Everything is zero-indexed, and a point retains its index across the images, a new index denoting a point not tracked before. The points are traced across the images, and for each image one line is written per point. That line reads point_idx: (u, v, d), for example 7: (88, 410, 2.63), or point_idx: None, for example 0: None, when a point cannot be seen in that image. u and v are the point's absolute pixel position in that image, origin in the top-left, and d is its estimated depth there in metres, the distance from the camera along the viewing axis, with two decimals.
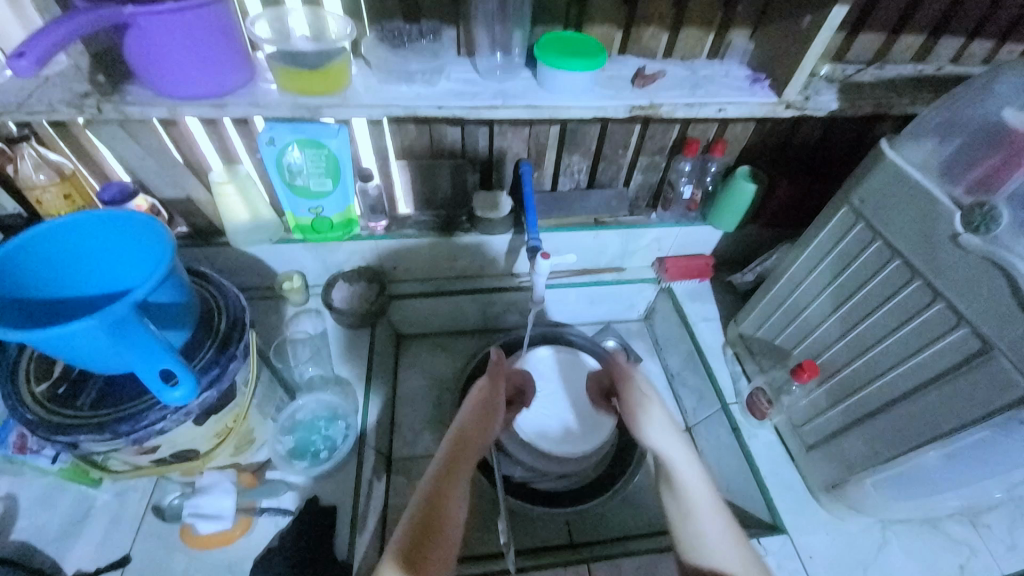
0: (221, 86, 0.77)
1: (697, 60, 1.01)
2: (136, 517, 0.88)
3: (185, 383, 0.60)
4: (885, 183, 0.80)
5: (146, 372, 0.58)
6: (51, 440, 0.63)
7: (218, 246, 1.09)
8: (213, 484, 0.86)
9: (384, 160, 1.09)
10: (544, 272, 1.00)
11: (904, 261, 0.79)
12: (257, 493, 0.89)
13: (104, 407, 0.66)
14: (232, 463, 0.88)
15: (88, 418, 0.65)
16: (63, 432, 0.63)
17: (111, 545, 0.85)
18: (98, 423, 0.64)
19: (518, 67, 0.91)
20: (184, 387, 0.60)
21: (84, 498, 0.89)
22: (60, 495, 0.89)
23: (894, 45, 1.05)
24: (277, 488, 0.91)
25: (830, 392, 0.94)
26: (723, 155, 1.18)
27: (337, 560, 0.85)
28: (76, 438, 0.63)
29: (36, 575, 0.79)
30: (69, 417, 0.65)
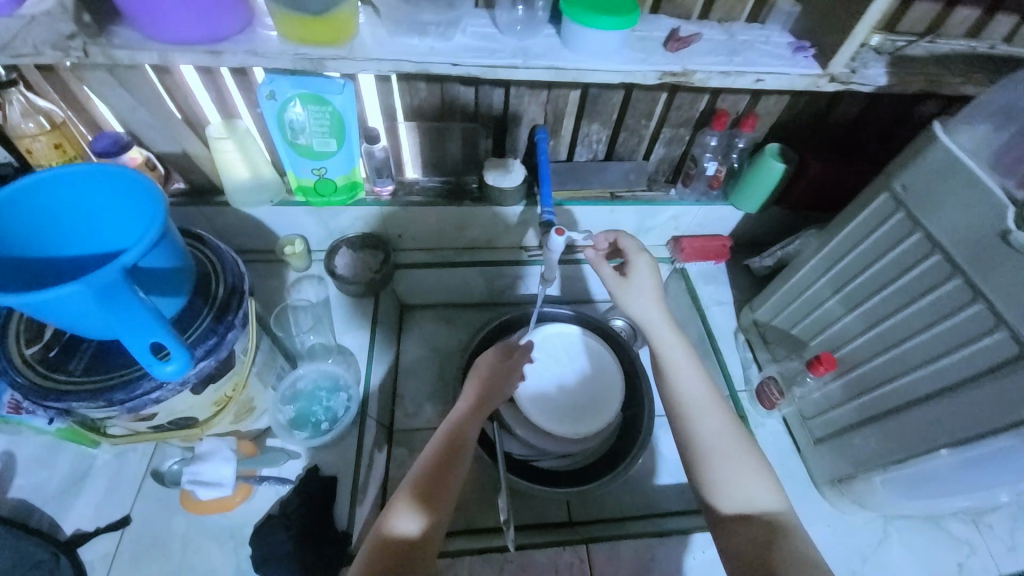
0: (216, 31, 0.71)
1: (735, 24, 0.92)
2: (136, 479, 0.88)
3: (179, 358, 0.57)
4: (934, 171, 0.74)
5: (139, 343, 0.55)
6: (42, 405, 0.61)
7: (216, 205, 1.04)
8: (213, 451, 0.85)
9: (391, 120, 1.02)
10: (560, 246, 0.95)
11: (945, 256, 0.74)
12: (257, 461, 0.89)
13: (96, 373, 0.63)
14: (232, 430, 0.88)
15: (80, 385, 0.63)
16: (56, 397, 0.62)
17: (112, 506, 0.85)
18: (91, 390, 0.62)
19: (541, 22, 0.83)
20: (177, 362, 0.57)
21: (84, 458, 0.89)
22: (60, 453, 0.88)
23: (951, 17, 0.95)
24: (277, 458, 0.90)
25: (846, 387, 0.91)
26: (752, 130, 1.10)
27: (337, 530, 0.85)
28: (68, 404, 0.61)
29: (38, 532, 0.80)
30: (61, 382, 0.63)
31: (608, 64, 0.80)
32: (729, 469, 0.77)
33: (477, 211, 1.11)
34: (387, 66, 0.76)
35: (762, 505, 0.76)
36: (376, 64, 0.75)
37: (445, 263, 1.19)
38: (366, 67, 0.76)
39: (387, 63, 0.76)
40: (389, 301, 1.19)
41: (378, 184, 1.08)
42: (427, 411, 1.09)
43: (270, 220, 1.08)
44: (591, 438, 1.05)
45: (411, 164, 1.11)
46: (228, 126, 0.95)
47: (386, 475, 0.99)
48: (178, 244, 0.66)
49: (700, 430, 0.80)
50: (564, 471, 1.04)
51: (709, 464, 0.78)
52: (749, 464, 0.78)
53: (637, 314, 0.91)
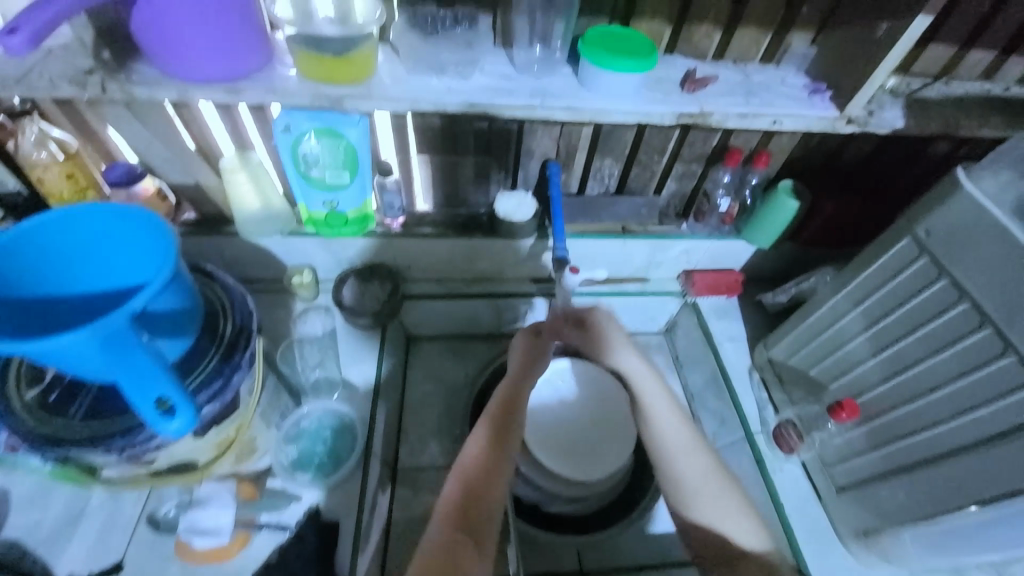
0: (236, 69, 0.71)
1: (750, 64, 0.92)
2: (132, 521, 0.84)
3: (184, 412, 0.56)
4: (960, 218, 0.72)
5: (143, 390, 0.53)
6: (45, 452, 0.62)
7: (225, 235, 1.03)
8: (212, 496, 0.85)
9: (404, 153, 1.02)
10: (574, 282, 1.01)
11: (974, 305, 0.72)
12: (258, 507, 0.86)
13: (98, 420, 0.64)
14: (232, 473, 0.88)
15: (82, 431, 0.63)
16: (58, 444, 0.62)
17: (105, 550, 0.82)
18: (92, 437, 0.62)
19: (558, 62, 0.83)
20: (183, 416, 0.56)
21: (77, 497, 0.85)
22: (52, 493, 0.85)
23: (963, 61, 0.95)
24: (279, 502, 0.88)
25: (871, 434, 0.89)
26: (766, 167, 1.10)
27: None
28: (71, 451, 0.62)
29: None
30: (63, 428, 0.63)
31: (626, 104, 0.80)
32: (716, 514, 0.80)
33: (487, 243, 1.10)
34: (405, 103, 0.76)
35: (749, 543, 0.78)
36: (394, 102, 0.75)
37: (452, 295, 1.16)
38: (385, 105, 0.76)
39: (406, 101, 0.76)
40: (395, 333, 1.15)
41: (389, 215, 1.07)
42: (432, 449, 1.06)
43: (277, 250, 1.06)
44: (603, 483, 1.00)
45: (421, 195, 1.10)
46: (242, 158, 0.94)
47: (391, 519, 0.95)
48: (186, 283, 0.64)
49: (682, 475, 0.82)
50: (571, 516, 0.99)
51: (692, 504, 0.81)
52: (727, 500, 0.81)
53: (616, 361, 0.93)
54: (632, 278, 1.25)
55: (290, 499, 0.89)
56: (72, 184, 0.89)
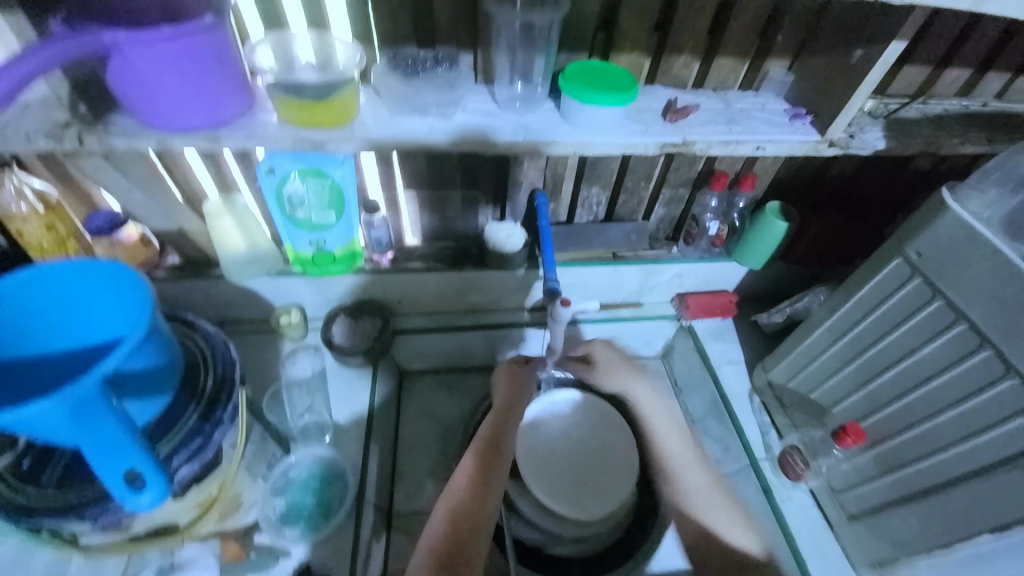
0: (217, 118, 0.70)
1: (730, 92, 0.93)
2: None
3: (154, 485, 0.53)
4: (948, 238, 0.72)
5: (112, 461, 0.50)
6: (12, 525, 0.59)
7: (210, 278, 1.02)
8: (193, 559, 0.82)
9: (390, 189, 1.02)
10: (566, 318, 0.92)
11: (972, 326, 0.72)
12: (245, 567, 0.83)
13: (70, 487, 0.61)
14: (217, 531, 0.84)
15: (53, 500, 0.60)
16: (26, 516, 0.59)
17: None
18: (64, 506, 0.59)
19: (540, 97, 0.84)
20: (154, 488, 0.53)
21: (52, 564, 0.80)
22: (25, 561, 0.80)
23: (938, 80, 0.97)
24: (267, 561, 0.84)
25: (879, 459, 0.88)
26: (752, 189, 1.10)
27: None
28: (40, 523, 0.59)
29: None
30: (31, 498, 0.60)
31: (611, 137, 0.80)
32: (719, 532, 0.83)
33: (477, 276, 1.09)
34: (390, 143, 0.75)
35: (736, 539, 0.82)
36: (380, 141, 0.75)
37: (445, 328, 1.15)
38: (369, 145, 0.75)
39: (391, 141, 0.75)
40: (388, 370, 1.13)
41: (377, 251, 1.05)
42: (428, 492, 1.02)
43: (265, 291, 1.05)
44: (606, 521, 0.96)
45: (409, 230, 1.10)
46: (225, 202, 0.94)
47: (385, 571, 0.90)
48: (165, 339, 0.62)
49: (684, 490, 0.87)
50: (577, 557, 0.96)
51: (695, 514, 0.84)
52: (728, 509, 0.85)
53: (621, 384, 1.00)
54: (624, 303, 1.22)
55: (276, 557, 0.84)
56: (53, 236, 0.87)
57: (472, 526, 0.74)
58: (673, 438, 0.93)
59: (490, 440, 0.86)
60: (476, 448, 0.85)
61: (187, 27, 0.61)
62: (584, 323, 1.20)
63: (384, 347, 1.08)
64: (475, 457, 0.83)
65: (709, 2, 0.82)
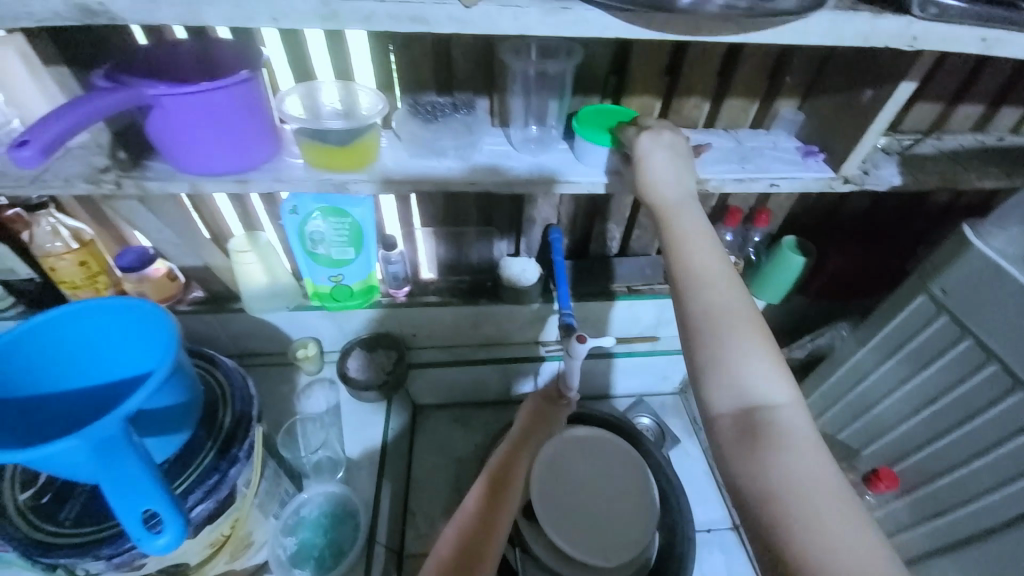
0: (245, 162, 0.74)
1: (741, 130, 0.95)
2: None
3: (172, 525, 0.52)
4: (973, 275, 0.70)
5: (130, 500, 0.50)
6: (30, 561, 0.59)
7: (231, 311, 1.04)
8: None
9: (408, 226, 1.05)
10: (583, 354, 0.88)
11: (1004, 367, 0.69)
12: None
13: (87, 524, 0.61)
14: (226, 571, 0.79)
15: (70, 537, 0.60)
16: (43, 553, 0.59)
17: None
18: (81, 543, 0.59)
19: (554, 138, 0.86)
20: (170, 529, 0.52)
21: None
22: None
23: (951, 115, 0.98)
24: None
25: (914, 507, 0.84)
26: (767, 224, 1.10)
27: None
28: (57, 561, 0.59)
29: None
30: (50, 534, 0.61)
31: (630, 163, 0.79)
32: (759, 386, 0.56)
33: (491, 309, 1.09)
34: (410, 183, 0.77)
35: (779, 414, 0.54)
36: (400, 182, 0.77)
37: (460, 362, 1.15)
38: (389, 187, 0.78)
39: (411, 182, 0.77)
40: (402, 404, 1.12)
41: (393, 286, 1.07)
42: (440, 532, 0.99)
43: (284, 325, 1.08)
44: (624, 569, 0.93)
45: (425, 264, 1.12)
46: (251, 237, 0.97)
47: None
48: (188, 375, 0.63)
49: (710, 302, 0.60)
50: None
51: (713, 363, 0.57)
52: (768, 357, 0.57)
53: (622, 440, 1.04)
54: (639, 337, 1.19)
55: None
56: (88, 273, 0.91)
57: (476, 548, 0.72)
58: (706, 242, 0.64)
59: (498, 466, 0.86)
60: (485, 474, 0.84)
61: (222, 80, 0.65)
62: (599, 357, 1.18)
63: (399, 380, 1.09)
64: (485, 483, 0.83)
65: (717, 48, 0.85)
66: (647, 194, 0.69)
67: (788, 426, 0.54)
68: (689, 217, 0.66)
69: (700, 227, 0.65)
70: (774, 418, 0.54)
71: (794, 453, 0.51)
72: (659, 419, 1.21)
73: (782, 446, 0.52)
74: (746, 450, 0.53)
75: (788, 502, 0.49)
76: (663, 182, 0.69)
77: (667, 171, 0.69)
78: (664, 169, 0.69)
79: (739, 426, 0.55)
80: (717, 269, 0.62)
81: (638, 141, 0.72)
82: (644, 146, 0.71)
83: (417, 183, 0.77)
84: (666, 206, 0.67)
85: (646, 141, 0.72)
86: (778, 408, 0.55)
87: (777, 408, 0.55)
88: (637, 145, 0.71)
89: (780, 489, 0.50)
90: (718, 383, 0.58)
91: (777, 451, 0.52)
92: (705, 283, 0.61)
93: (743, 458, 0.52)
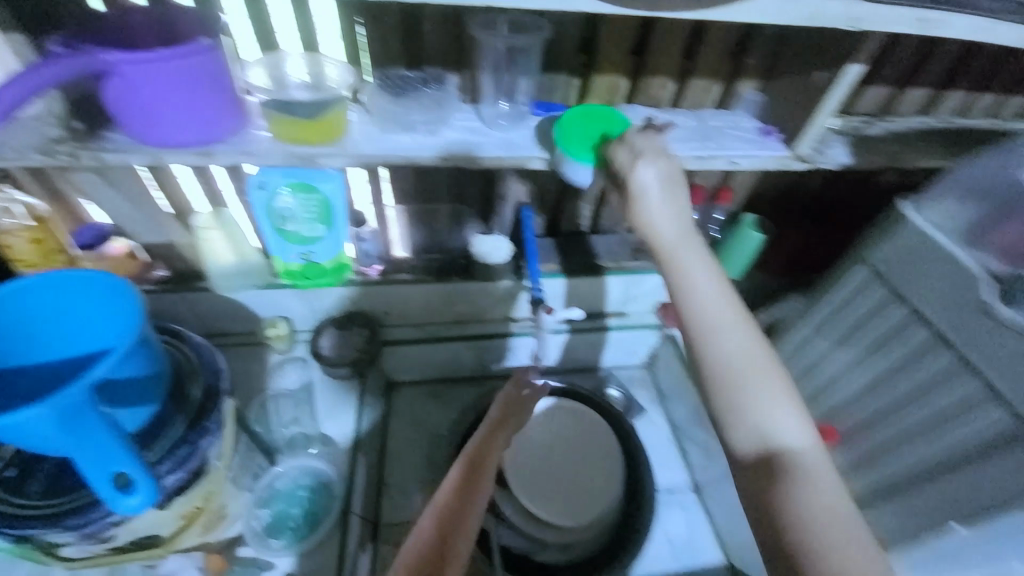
0: (210, 134, 0.72)
1: (704, 110, 0.98)
2: None
3: (144, 489, 0.53)
4: (911, 246, 0.76)
5: (101, 469, 0.51)
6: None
7: (199, 290, 1.02)
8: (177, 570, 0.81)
9: (380, 202, 1.04)
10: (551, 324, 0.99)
11: (933, 328, 0.76)
12: None
13: (55, 496, 0.60)
14: (199, 545, 0.83)
15: (39, 510, 0.60)
16: (11, 525, 0.59)
17: None
18: (50, 515, 0.59)
19: (524, 114, 0.88)
20: (143, 492, 0.53)
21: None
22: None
23: (899, 99, 1.04)
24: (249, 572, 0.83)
25: (851, 460, 0.89)
26: (729, 202, 1.14)
27: None
28: (26, 533, 0.58)
29: None
30: (16, 508, 0.60)
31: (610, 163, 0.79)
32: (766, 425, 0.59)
33: (464, 286, 1.10)
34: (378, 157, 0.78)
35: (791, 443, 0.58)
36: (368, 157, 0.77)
37: (434, 339, 1.16)
38: (357, 161, 0.78)
39: (379, 155, 0.78)
40: (377, 382, 1.13)
41: (365, 263, 1.09)
42: (415, 501, 1.02)
43: (254, 304, 1.06)
44: (590, 528, 0.98)
45: (398, 242, 1.11)
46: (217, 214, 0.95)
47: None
48: (153, 350, 0.63)
49: (722, 348, 0.62)
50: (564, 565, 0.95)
51: (729, 403, 0.61)
52: (780, 392, 0.61)
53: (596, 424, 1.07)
54: (607, 312, 1.22)
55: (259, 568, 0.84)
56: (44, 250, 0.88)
57: (453, 531, 0.69)
58: (712, 284, 0.65)
59: (474, 451, 0.84)
60: (463, 460, 0.81)
61: (186, 48, 0.63)
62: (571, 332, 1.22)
63: (372, 358, 1.09)
64: (461, 466, 0.80)
65: (682, 28, 0.87)
66: (649, 234, 0.68)
67: (809, 466, 0.56)
68: (690, 261, 0.66)
69: (700, 267, 0.66)
70: (791, 458, 0.57)
71: (812, 488, 0.54)
72: (625, 390, 1.26)
73: (805, 488, 0.54)
74: (765, 491, 0.56)
75: (823, 532, 0.51)
76: (663, 223, 0.68)
77: (665, 208, 0.68)
78: (660, 205, 0.68)
79: (756, 463, 0.58)
80: (714, 303, 0.64)
81: (625, 172, 0.70)
82: (633, 170, 0.70)
83: (387, 156, 0.78)
84: (663, 244, 0.67)
85: (623, 162, 0.72)
86: (799, 451, 0.58)
87: (798, 450, 0.58)
88: (632, 177, 0.70)
89: (791, 521, 0.53)
90: (736, 429, 0.60)
91: (799, 488, 0.55)
92: (715, 330, 0.63)
93: (772, 497, 0.55)
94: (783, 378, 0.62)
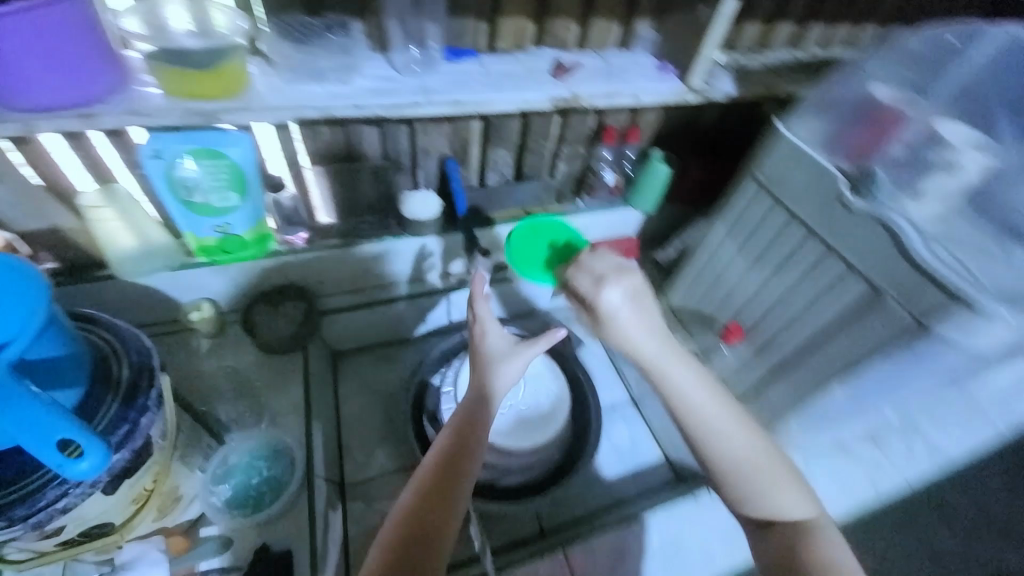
0: (85, 94, 0.65)
1: (608, 50, 1.03)
2: None
3: (93, 452, 0.54)
4: (785, 161, 0.89)
5: (36, 442, 0.51)
6: None
7: (102, 280, 0.94)
8: (136, 558, 0.80)
9: (296, 166, 1.00)
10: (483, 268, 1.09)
11: (803, 224, 0.90)
12: (194, 556, 0.82)
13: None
14: (155, 530, 0.83)
15: None
16: None
17: None
18: None
19: (437, 60, 0.87)
20: (93, 456, 0.54)
21: None
22: None
23: (773, 33, 1.16)
24: (216, 546, 0.84)
25: (755, 350, 1.05)
26: (638, 140, 1.23)
27: None
28: None
29: None
30: None
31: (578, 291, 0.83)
32: (777, 510, 0.75)
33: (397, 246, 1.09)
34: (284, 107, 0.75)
35: (794, 510, 0.75)
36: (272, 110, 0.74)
37: (375, 301, 1.16)
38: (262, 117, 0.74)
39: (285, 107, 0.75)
40: (320, 352, 1.11)
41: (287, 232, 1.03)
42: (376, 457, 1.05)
43: (168, 289, 0.99)
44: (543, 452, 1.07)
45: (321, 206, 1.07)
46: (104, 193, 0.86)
47: (345, 534, 0.94)
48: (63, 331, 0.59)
49: (722, 449, 0.76)
50: (525, 484, 1.04)
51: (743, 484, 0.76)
52: (783, 475, 0.77)
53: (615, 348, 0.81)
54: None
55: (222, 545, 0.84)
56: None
57: (429, 510, 0.71)
58: (691, 375, 0.78)
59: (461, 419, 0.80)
60: (452, 434, 0.78)
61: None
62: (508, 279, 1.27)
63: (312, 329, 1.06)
64: (450, 435, 0.78)
65: None
66: (631, 347, 0.79)
67: (811, 534, 0.73)
68: (699, 402, 0.77)
69: (682, 383, 0.77)
70: (788, 526, 0.75)
71: (826, 545, 0.71)
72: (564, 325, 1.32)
73: (806, 540, 0.72)
74: (787, 550, 0.73)
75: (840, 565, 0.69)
76: (638, 339, 0.79)
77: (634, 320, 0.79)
78: (631, 322, 0.79)
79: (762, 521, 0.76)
80: (708, 410, 0.77)
81: (590, 297, 0.81)
82: (609, 305, 0.80)
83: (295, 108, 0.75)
84: (642, 348, 0.79)
85: (585, 278, 0.83)
86: (804, 522, 0.75)
87: (808, 520, 0.75)
88: (597, 305, 0.81)
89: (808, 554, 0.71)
90: (747, 503, 0.77)
91: (824, 551, 0.71)
92: (709, 433, 0.77)
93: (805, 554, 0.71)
94: (771, 445, 0.78)
